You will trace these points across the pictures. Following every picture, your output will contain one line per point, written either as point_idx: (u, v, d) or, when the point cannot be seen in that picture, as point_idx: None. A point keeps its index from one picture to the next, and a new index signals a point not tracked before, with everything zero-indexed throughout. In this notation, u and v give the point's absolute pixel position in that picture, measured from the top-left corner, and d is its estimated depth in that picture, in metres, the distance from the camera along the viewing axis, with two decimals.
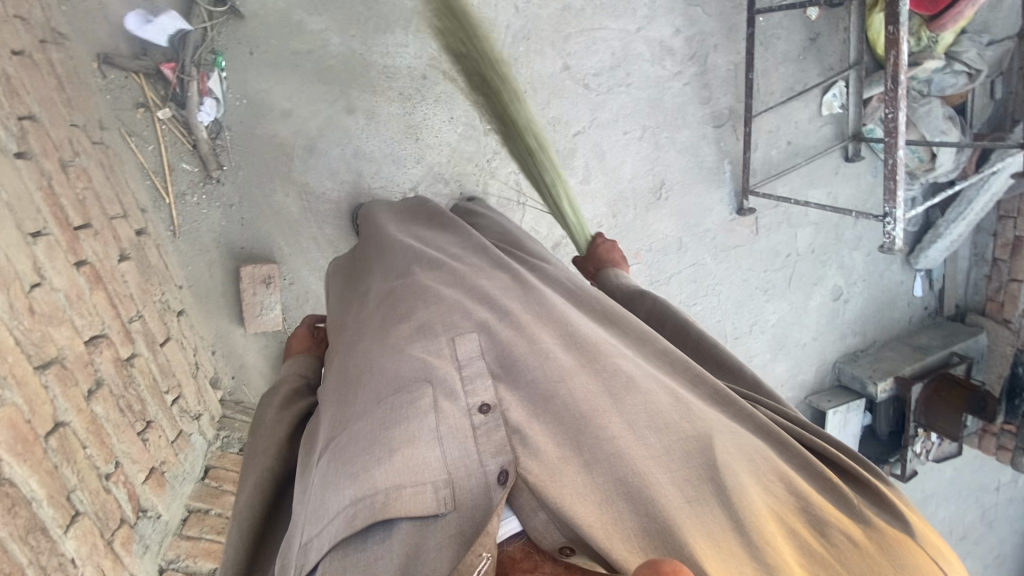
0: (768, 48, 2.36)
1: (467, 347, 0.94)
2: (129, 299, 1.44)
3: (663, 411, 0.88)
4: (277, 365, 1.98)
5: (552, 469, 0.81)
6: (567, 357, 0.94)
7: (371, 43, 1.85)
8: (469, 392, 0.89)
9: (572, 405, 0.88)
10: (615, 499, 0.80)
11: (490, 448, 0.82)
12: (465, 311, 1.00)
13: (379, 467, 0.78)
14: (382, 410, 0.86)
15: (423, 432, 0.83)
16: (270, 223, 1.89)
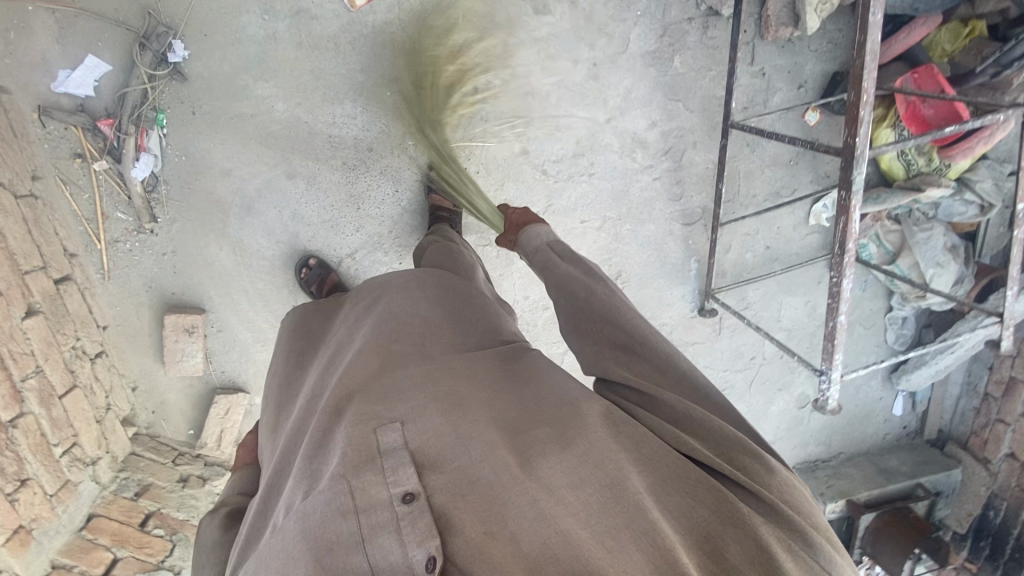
0: (756, 150, 2.18)
1: (393, 432, 0.85)
2: (28, 356, 1.55)
3: (591, 478, 0.78)
4: (201, 410, 2.02)
5: (478, 547, 0.70)
6: (490, 431, 0.86)
7: (317, 112, 1.82)
8: (384, 479, 0.79)
9: (494, 474, 0.79)
10: (548, 572, 0.67)
11: (417, 532, 0.72)
12: (397, 399, 0.92)
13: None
14: (293, 523, 0.76)
15: (343, 535, 0.73)
16: (201, 274, 1.91)
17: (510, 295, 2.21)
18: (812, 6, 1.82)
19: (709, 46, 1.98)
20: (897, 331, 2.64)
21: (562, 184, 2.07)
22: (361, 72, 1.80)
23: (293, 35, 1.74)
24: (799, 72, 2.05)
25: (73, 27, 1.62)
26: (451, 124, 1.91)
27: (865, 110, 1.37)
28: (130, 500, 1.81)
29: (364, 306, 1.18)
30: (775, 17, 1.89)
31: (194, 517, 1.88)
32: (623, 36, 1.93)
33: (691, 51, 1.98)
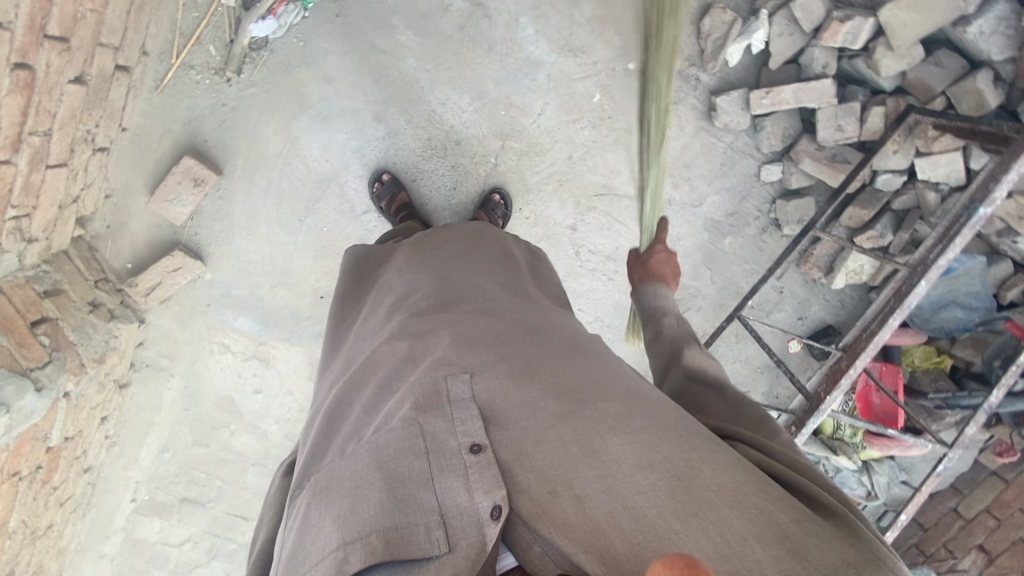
0: (739, 343, 2.44)
1: (462, 385, 1.02)
2: (49, 116, 1.45)
3: (647, 451, 0.89)
4: (153, 247, 1.98)
5: (541, 503, 0.85)
6: (554, 401, 0.99)
7: (436, 86, 1.89)
8: (455, 431, 0.95)
9: (562, 437, 0.92)
10: (608, 529, 0.80)
11: (485, 483, 0.88)
12: (466, 354, 1.08)
13: (370, 507, 0.86)
14: (367, 453, 0.94)
15: (415, 473, 0.91)
16: (241, 142, 1.90)
17: None
18: (847, 271, 2.12)
19: (759, 245, 2.20)
20: None
21: (584, 271, 2.20)
22: (492, 81, 1.90)
23: (458, 17, 1.83)
24: (806, 308, 2.33)
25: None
26: (532, 167, 2.02)
27: (846, 381, 1.61)
28: (36, 296, 1.67)
29: (442, 272, 1.37)
30: (816, 259, 2.16)
31: (83, 345, 1.78)
32: (702, 194, 2.13)
33: (743, 240, 2.20)
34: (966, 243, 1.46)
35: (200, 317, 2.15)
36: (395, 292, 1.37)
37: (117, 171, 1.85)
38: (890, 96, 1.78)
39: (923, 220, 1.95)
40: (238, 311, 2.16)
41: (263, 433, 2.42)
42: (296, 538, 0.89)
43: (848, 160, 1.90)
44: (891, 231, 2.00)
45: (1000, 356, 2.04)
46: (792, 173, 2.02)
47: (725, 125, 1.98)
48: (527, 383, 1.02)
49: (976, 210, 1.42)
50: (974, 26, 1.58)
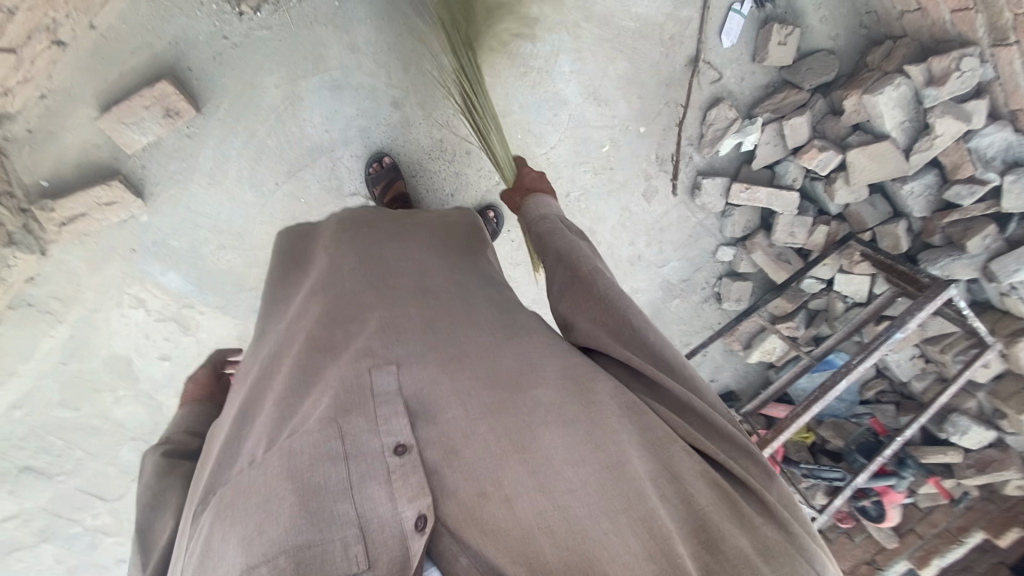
0: None
1: (387, 376, 0.88)
2: None
3: (581, 446, 0.83)
4: (84, 168, 1.66)
5: (467, 506, 0.75)
6: (489, 392, 0.89)
7: None
8: (377, 431, 0.80)
9: (491, 433, 0.83)
10: (536, 537, 0.73)
11: (410, 490, 0.75)
12: (390, 342, 0.94)
13: (279, 524, 0.69)
14: (280, 462, 0.76)
15: (331, 483, 0.74)
16: (234, 84, 1.69)
17: None
18: (762, 349, 2.47)
19: (698, 311, 2.47)
20: None
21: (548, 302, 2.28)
22: (518, 104, 1.93)
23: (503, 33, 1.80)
24: (718, 372, 2.66)
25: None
26: None
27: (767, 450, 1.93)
28: None
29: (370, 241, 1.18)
30: (739, 334, 2.49)
31: None
32: (666, 257, 2.34)
33: (687, 304, 2.46)
34: (881, 356, 1.83)
35: (118, 262, 1.83)
36: (318, 262, 1.17)
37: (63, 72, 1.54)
38: (834, 218, 2.13)
39: (827, 322, 2.34)
40: (169, 264, 1.89)
41: (157, 405, 2.10)
42: (199, 568, 0.71)
43: (788, 260, 2.23)
44: (804, 324, 2.38)
45: (857, 442, 2.41)
46: (742, 259, 2.31)
47: (703, 205, 2.21)
48: (459, 372, 0.92)
49: (894, 333, 1.80)
50: (906, 184, 1.91)
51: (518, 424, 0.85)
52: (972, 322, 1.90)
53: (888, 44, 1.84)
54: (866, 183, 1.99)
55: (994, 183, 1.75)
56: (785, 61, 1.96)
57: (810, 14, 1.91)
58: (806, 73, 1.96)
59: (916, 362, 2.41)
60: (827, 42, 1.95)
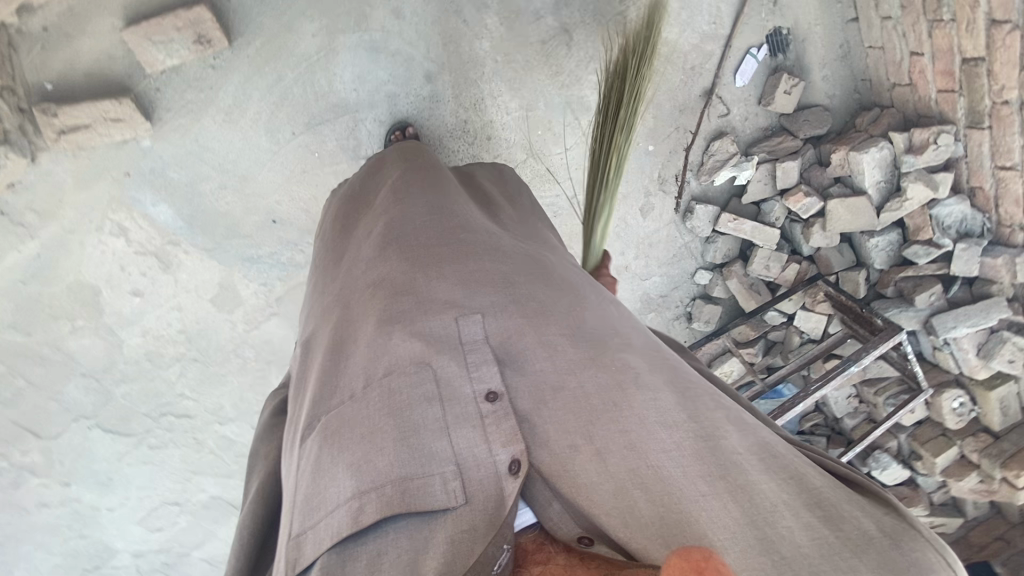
0: None
1: (474, 326, 1.02)
2: None
3: (670, 409, 0.94)
4: (94, 78, 1.60)
5: (564, 461, 0.91)
6: (576, 350, 1.01)
7: (494, 78, 1.90)
8: (472, 378, 0.97)
9: (582, 393, 0.96)
10: (631, 489, 0.87)
11: (503, 437, 0.92)
12: (472, 294, 1.07)
13: (385, 458, 0.90)
14: (383, 403, 0.96)
15: (431, 424, 0.93)
16: (272, 25, 1.68)
17: None
18: (720, 370, 2.58)
19: (670, 328, 2.61)
20: None
21: None
22: (545, 103, 1.98)
23: (543, 31, 1.87)
24: None
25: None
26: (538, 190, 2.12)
27: None
28: None
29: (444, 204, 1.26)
30: (700, 353, 2.59)
31: None
32: (650, 272, 2.47)
33: (662, 320, 2.59)
34: (835, 385, 2.02)
35: (109, 183, 1.75)
36: (389, 216, 1.26)
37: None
38: (805, 259, 2.34)
39: (782, 355, 2.53)
40: (163, 195, 1.81)
41: (118, 342, 1.98)
42: (314, 485, 0.93)
43: (759, 292, 2.41)
44: (761, 352, 2.56)
45: None
46: (718, 284, 2.47)
47: (692, 228, 2.35)
48: (546, 328, 1.04)
49: (849, 365, 1.99)
50: (873, 238, 2.13)
51: (606, 384, 0.97)
52: (912, 367, 2.14)
53: (875, 110, 2.07)
54: (840, 232, 2.19)
55: (948, 247, 2.00)
56: (787, 108, 2.14)
57: (816, 71, 2.10)
58: (802, 124, 2.15)
59: (851, 400, 2.65)
60: (824, 99, 2.15)
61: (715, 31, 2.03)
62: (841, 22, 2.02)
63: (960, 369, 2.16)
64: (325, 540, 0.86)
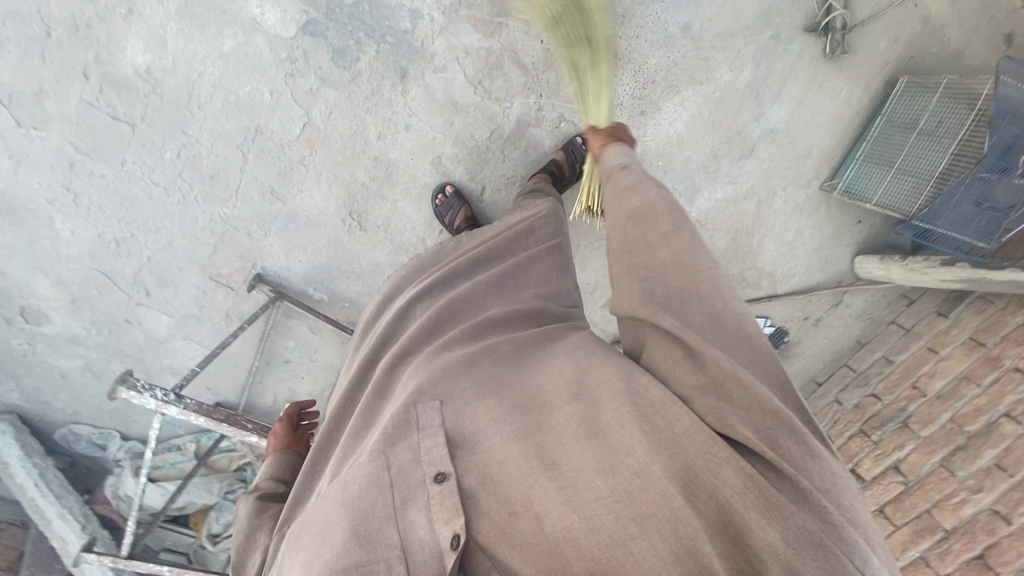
0: None
1: (429, 414, 0.91)
2: None
3: (591, 458, 0.79)
4: None
5: (495, 517, 0.78)
6: (513, 423, 0.88)
7: (697, 97, 1.89)
8: (417, 460, 0.86)
9: (510, 457, 0.83)
10: (562, 546, 0.73)
11: (445, 513, 0.79)
12: (438, 375, 0.97)
13: (333, 546, 0.77)
14: (336, 493, 0.85)
15: (378, 510, 0.81)
16: None
17: (421, 114, 1.85)
18: None
19: None
20: (106, 439, 2.38)
21: None
22: (687, 157, 1.98)
23: (748, 130, 1.96)
24: None
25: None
26: None
27: None
28: None
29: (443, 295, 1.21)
30: None
31: None
32: None
33: None
34: None
35: None
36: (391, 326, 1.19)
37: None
38: None
39: None
40: None
41: None
42: None
43: None
44: None
45: None
46: None
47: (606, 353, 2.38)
48: (494, 402, 0.92)
49: None
50: None
51: (531, 450, 0.83)
52: None
53: None
54: None
55: None
56: None
57: None
58: None
59: None
60: None
61: (777, 282, 2.24)
62: (809, 375, 2.42)
63: None
64: None
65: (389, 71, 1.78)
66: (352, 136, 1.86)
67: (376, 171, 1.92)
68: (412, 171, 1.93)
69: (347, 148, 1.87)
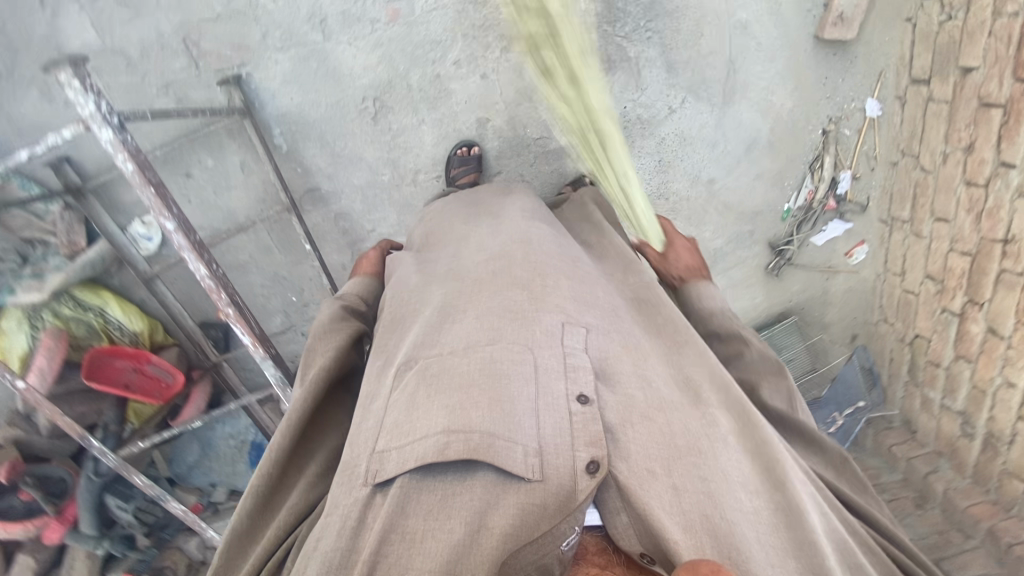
0: (260, 271, 2.06)
1: (575, 334, 0.98)
2: (1003, 35, 1.60)
3: (743, 464, 0.87)
4: None
5: (641, 475, 0.82)
6: (673, 394, 0.96)
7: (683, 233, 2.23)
8: (566, 376, 0.91)
9: (672, 428, 0.89)
10: (701, 527, 0.78)
11: (586, 436, 0.84)
12: (587, 314, 1.04)
13: (480, 410, 0.83)
14: (479, 362, 0.90)
15: (520, 398, 0.86)
16: (807, 80, 2.00)
17: (502, 74, 1.88)
18: None
19: None
20: None
21: None
22: None
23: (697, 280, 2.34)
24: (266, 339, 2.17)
25: (832, 244, 2.31)
26: None
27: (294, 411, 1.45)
28: None
29: (574, 247, 1.27)
30: None
31: None
32: None
33: None
34: None
35: None
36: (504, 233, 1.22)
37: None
38: None
39: None
40: None
41: None
42: (394, 427, 0.86)
43: None
44: None
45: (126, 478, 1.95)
46: None
47: None
48: (646, 366, 0.99)
49: None
50: None
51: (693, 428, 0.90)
52: None
53: None
54: None
55: None
56: None
57: None
58: None
59: None
60: None
61: None
62: None
63: None
64: (409, 461, 0.80)
65: (506, 23, 1.81)
66: (433, 40, 1.80)
67: (427, 84, 1.86)
68: (456, 111, 1.91)
69: (420, 44, 1.80)
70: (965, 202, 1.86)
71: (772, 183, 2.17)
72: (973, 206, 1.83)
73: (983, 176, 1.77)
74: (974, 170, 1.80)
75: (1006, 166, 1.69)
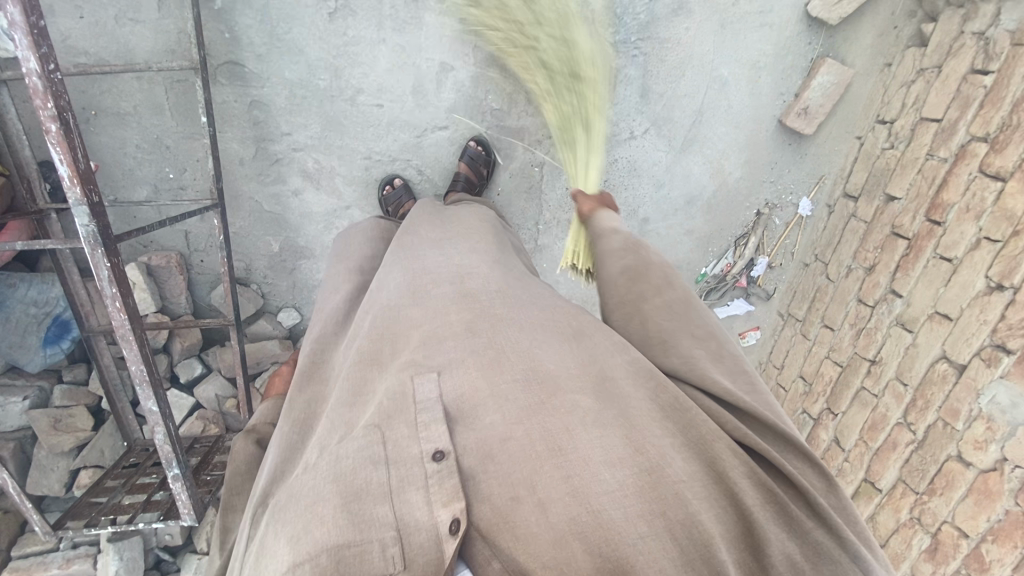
0: (138, 132, 1.75)
1: (424, 383, 0.78)
2: (928, 177, 1.73)
3: (608, 446, 0.71)
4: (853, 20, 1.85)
5: (500, 509, 0.66)
6: (522, 391, 0.77)
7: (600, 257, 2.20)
8: (416, 437, 0.72)
9: (527, 435, 0.72)
10: (566, 536, 0.64)
11: (445, 496, 0.66)
12: (434, 348, 0.84)
13: (324, 522, 0.60)
14: (327, 467, 0.67)
15: (373, 486, 0.65)
16: (757, 159, 2.06)
17: (478, 29, 1.77)
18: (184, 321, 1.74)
19: (237, 253, 1.99)
20: None
21: (401, 151, 1.91)
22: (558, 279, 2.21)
23: None
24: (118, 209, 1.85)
25: (730, 320, 2.37)
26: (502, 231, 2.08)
27: (104, 285, 1.19)
28: None
29: (457, 245, 1.11)
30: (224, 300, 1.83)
31: None
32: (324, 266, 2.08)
33: (255, 251, 2.00)
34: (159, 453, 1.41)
35: None
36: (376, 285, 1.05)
37: (898, 68, 1.87)
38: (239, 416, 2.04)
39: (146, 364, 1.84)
40: None
41: None
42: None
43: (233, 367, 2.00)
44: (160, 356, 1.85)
45: None
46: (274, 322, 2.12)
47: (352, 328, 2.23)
48: (497, 376, 0.79)
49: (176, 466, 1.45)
50: None
51: (546, 427, 0.73)
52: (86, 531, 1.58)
53: None
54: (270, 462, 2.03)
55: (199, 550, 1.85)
56: None
57: None
58: None
59: None
60: None
61: None
62: None
63: (24, 560, 1.73)
64: None
65: None
66: None
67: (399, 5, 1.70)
68: (420, 45, 1.76)
69: None
70: (852, 317, 1.97)
71: (697, 243, 2.20)
72: (857, 322, 1.95)
73: (873, 298, 1.89)
74: (868, 291, 1.92)
75: (895, 294, 1.81)
